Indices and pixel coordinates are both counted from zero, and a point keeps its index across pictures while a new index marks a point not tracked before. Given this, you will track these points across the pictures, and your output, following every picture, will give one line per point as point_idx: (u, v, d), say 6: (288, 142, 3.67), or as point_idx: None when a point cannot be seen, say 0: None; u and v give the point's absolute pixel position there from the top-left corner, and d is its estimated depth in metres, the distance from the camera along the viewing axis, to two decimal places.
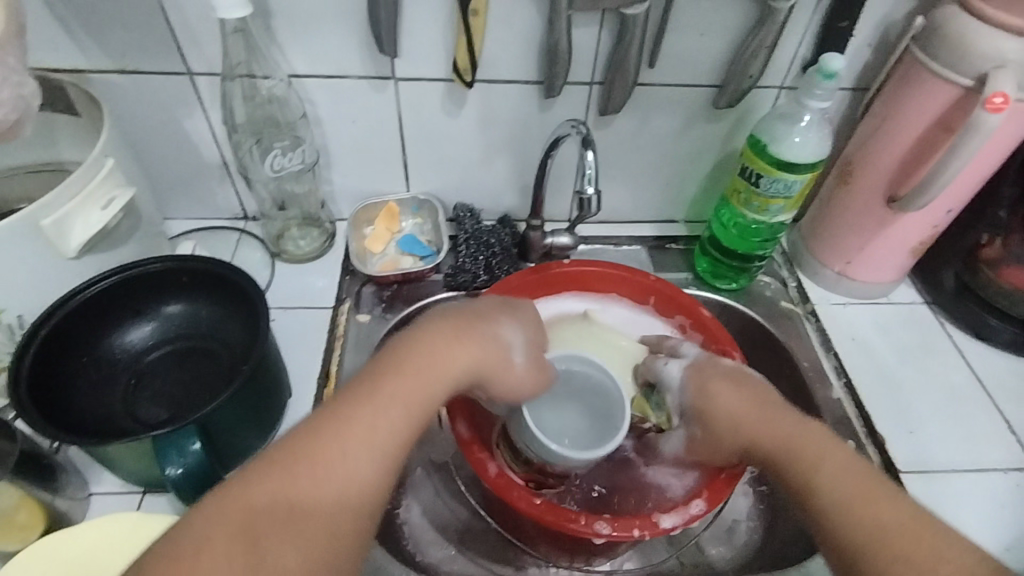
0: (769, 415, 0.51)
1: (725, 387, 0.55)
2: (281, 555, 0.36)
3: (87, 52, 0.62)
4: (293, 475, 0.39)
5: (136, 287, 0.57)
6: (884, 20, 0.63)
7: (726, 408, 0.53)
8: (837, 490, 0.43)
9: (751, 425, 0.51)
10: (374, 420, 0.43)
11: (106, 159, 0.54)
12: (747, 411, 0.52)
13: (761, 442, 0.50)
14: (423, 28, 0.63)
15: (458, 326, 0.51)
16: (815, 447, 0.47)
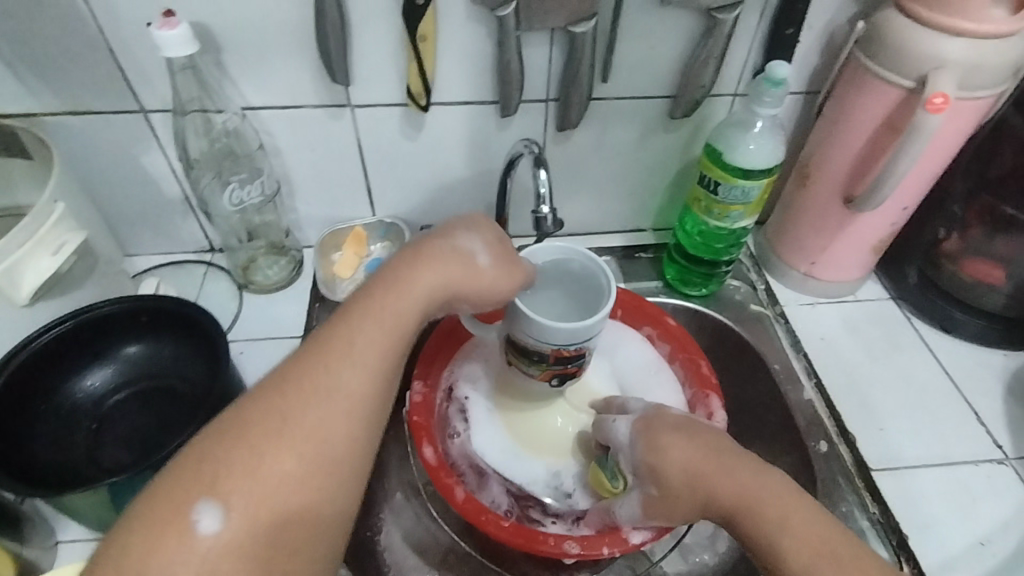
0: (730, 467, 0.46)
1: (681, 442, 0.49)
2: (278, 463, 0.40)
3: (37, 96, 0.62)
4: (281, 396, 0.42)
5: (93, 331, 0.56)
6: (829, 25, 0.64)
7: (686, 464, 0.48)
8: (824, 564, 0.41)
9: (718, 482, 0.46)
10: (351, 339, 0.44)
11: (56, 204, 0.53)
12: (711, 468, 0.47)
13: (730, 505, 0.45)
14: (374, 55, 0.63)
15: (420, 245, 0.50)
16: (787, 510, 0.44)
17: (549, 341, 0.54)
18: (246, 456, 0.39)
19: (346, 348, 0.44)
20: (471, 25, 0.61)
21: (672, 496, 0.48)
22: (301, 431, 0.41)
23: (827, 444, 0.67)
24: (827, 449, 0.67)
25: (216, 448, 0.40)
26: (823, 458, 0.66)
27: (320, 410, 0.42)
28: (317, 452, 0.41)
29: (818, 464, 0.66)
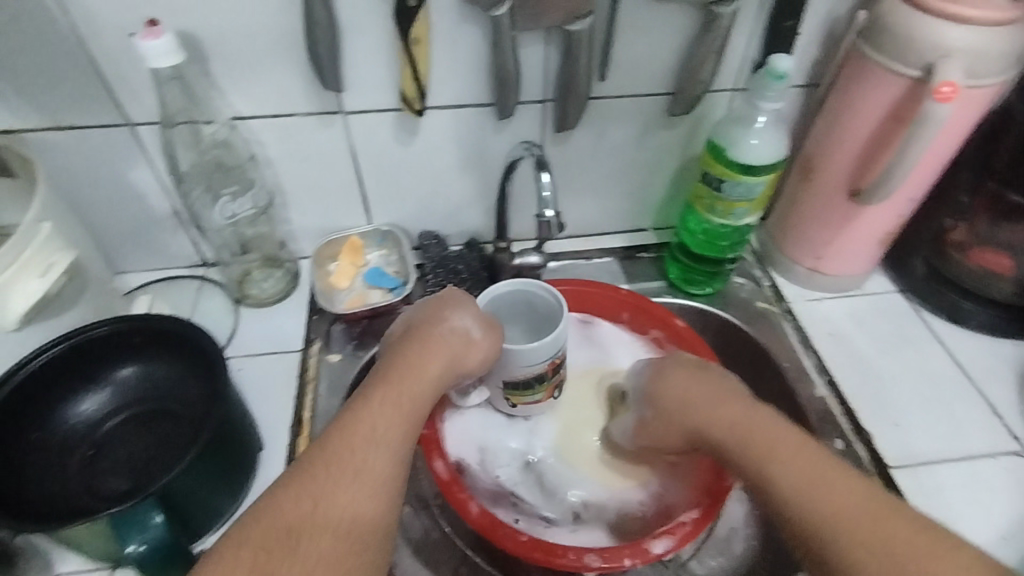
0: (718, 401, 0.53)
1: (680, 376, 0.56)
2: (313, 545, 0.42)
3: (18, 112, 0.60)
4: (312, 478, 0.44)
5: (84, 353, 0.54)
6: (829, 16, 0.63)
7: (679, 393, 0.55)
8: (793, 474, 0.46)
9: (703, 411, 0.53)
10: (372, 420, 0.48)
11: (41, 224, 0.51)
12: (699, 398, 0.54)
13: (712, 431, 0.52)
14: (367, 60, 0.61)
15: (420, 333, 0.55)
16: (766, 433, 0.49)
17: (540, 362, 0.56)
18: (289, 540, 0.41)
19: (369, 427, 0.47)
20: (465, 26, 0.60)
21: (664, 422, 0.56)
22: (338, 507, 0.44)
23: (843, 442, 0.66)
24: (844, 447, 0.65)
25: (262, 534, 0.41)
26: (840, 457, 0.65)
27: (353, 486, 0.45)
28: (350, 528, 0.43)
29: None
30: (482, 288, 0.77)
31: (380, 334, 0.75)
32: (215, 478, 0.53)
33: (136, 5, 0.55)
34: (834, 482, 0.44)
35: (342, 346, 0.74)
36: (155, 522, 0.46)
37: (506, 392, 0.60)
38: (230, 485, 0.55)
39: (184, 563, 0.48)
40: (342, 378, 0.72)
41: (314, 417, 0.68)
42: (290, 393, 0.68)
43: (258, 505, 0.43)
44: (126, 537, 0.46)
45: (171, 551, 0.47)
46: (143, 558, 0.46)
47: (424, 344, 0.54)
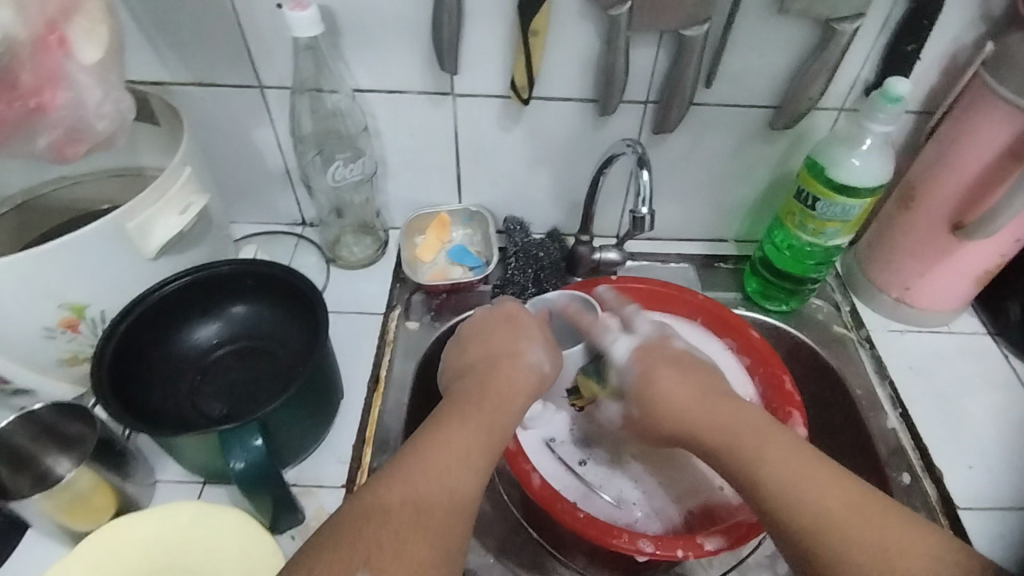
0: (706, 398, 0.52)
1: (669, 373, 0.55)
2: (417, 550, 0.42)
3: (169, 66, 0.66)
4: (412, 482, 0.45)
5: (205, 287, 0.61)
6: (953, 43, 0.62)
7: (674, 392, 0.54)
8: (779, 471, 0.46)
9: (687, 409, 0.52)
10: (463, 436, 0.49)
11: (184, 167, 0.57)
12: (686, 397, 0.53)
13: (702, 433, 0.51)
14: (484, 46, 0.65)
15: (494, 354, 0.57)
16: (752, 433, 0.49)
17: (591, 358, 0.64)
18: (394, 540, 0.42)
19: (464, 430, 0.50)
20: (582, 22, 0.62)
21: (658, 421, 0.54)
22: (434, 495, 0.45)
23: (911, 477, 0.65)
24: (910, 482, 0.64)
25: (369, 514, 0.43)
26: (905, 491, 0.64)
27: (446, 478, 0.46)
28: (451, 535, 0.44)
29: (900, 496, 0.64)
30: (559, 278, 0.79)
31: (457, 308, 0.79)
32: (305, 416, 0.58)
33: None
34: (827, 487, 0.44)
35: (421, 315, 0.78)
36: (256, 445, 0.51)
37: (571, 396, 0.66)
38: (314, 425, 0.60)
39: (275, 484, 0.52)
40: (418, 345, 0.76)
41: (389, 377, 0.72)
42: (370, 352, 0.73)
43: (356, 504, 0.43)
44: (229, 453, 0.51)
45: (266, 472, 0.51)
46: (240, 475, 0.51)
47: (499, 367, 0.56)
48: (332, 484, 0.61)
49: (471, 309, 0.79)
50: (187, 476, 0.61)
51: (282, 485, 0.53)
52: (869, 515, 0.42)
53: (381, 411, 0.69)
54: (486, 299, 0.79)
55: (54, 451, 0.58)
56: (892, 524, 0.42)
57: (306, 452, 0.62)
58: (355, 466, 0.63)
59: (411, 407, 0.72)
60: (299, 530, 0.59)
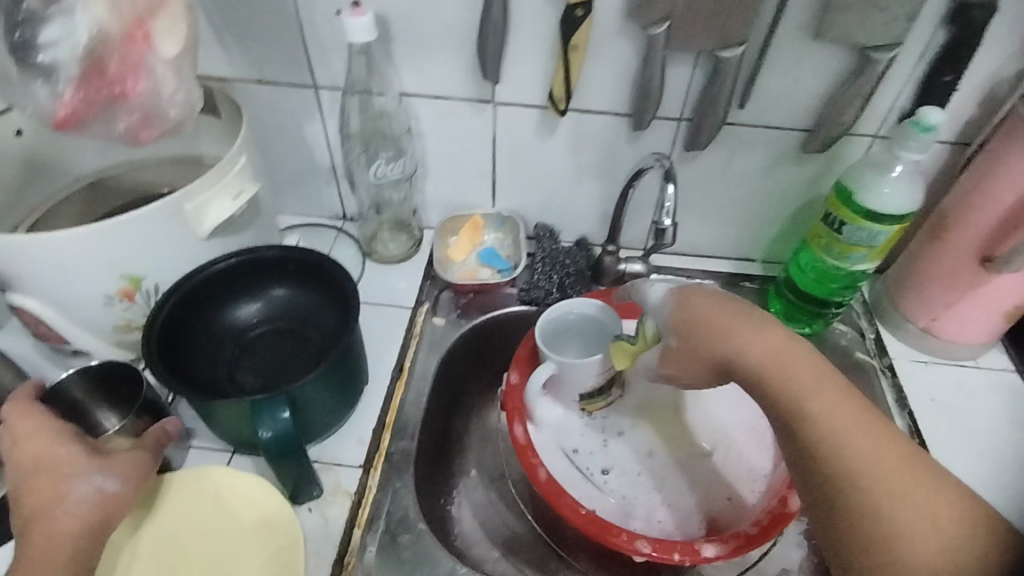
0: (748, 322, 0.46)
1: (709, 299, 0.48)
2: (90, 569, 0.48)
3: (234, 63, 0.71)
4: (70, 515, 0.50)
5: (250, 269, 0.65)
6: (993, 76, 0.62)
7: (716, 320, 0.47)
8: (823, 418, 0.41)
9: (726, 335, 0.46)
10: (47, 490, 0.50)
11: (240, 156, 0.61)
12: (723, 324, 0.46)
13: (739, 363, 0.45)
14: (526, 57, 0.68)
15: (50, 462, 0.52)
16: (796, 367, 0.43)
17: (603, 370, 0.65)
18: None
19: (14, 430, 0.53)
20: (622, 39, 0.65)
21: (690, 346, 0.49)
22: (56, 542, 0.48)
23: None
24: None
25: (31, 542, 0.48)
26: None
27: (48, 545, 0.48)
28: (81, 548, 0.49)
29: None
30: (584, 285, 0.81)
31: (483, 308, 0.81)
32: (332, 396, 0.61)
33: None
34: (868, 441, 0.40)
35: (448, 312, 0.81)
36: (283, 417, 0.54)
37: (582, 401, 0.68)
38: (339, 406, 0.64)
39: (298, 455, 0.56)
40: (443, 340, 0.78)
41: (413, 368, 0.75)
42: (397, 342, 0.76)
43: None
44: (260, 422, 0.54)
45: (291, 443, 0.55)
46: (267, 443, 0.54)
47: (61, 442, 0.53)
48: (350, 464, 0.65)
49: (496, 309, 0.81)
50: (218, 444, 0.65)
51: (305, 458, 0.57)
52: (903, 471, 0.39)
53: (402, 400, 0.72)
54: (512, 301, 0.82)
55: (102, 406, 0.63)
56: (925, 484, 0.39)
57: (330, 431, 0.66)
58: (374, 449, 0.66)
59: (431, 399, 0.74)
60: (317, 502, 0.62)
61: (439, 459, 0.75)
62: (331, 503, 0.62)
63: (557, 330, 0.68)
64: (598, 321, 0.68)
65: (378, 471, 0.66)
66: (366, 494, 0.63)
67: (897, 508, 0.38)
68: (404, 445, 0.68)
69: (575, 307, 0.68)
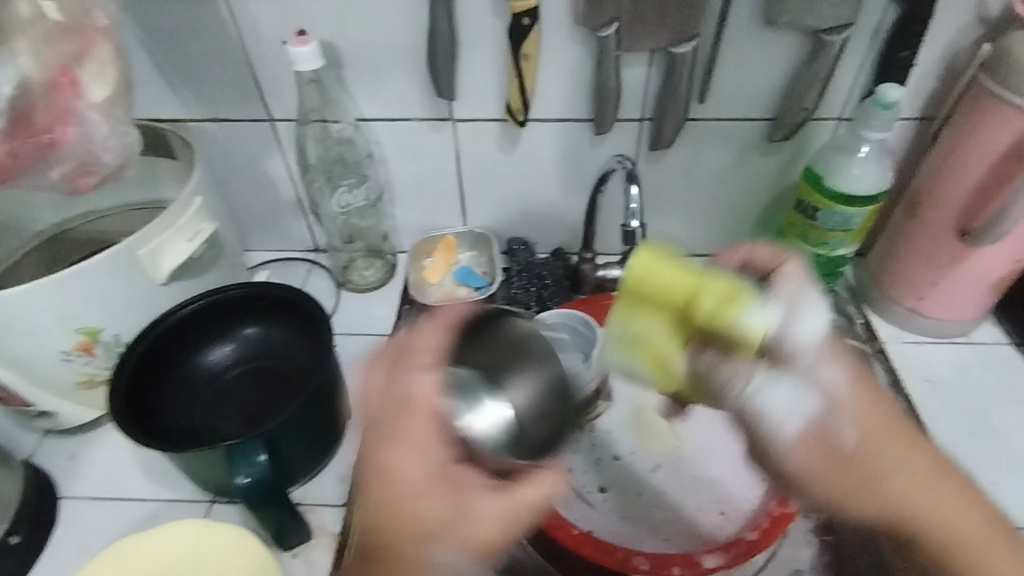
0: (881, 421, 0.44)
1: (865, 392, 0.44)
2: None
3: (186, 103, 0.70)
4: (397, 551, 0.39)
5: (219, 309, 0.62)
6: (950, 47, 0.61)
7: (850, 421, 0.43)
8: (938, 513, 0.43)
9: (856, 433, 0.43)
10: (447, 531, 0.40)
11: (195, 197, 0.60)
12: (865, 423, 0.43)
13: (869, 461, 0.43)
14: (478, 71, 0.67)
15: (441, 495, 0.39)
16: (913, 465, 0.44)
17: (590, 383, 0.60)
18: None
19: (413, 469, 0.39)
20: (573, 44, 0.64)
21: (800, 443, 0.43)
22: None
23: None
24: None
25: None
26: None
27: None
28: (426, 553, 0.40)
29: None
30: (564, 296, 0.79)
31: None
32: (311, 435, 0.59)
33: (291, 18, 0.63)
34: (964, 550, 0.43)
35: None
36: (260, 459, 0.52)
37: None
38: (320, 444, 0.61)
39: (277, 500, 0.53)
40: None
41: None
42: None
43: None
44: (236, 469, 0.52)
45: (269, 486, 0.52)
46: (246, 489, 0.52)
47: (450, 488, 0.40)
48: (333, 503, 0.62)
49: None
50: (193, 496, 0.62)
51: (286, 501, 0.54)
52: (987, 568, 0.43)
53: None
54: None
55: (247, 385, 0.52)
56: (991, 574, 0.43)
57: (315, 471, 0.63)
58: None
59: None
60: (302, 547, 0.59)
61: None
62: (314, 547, 0.59)
63: None
64: (575, 332, 0.68)
65: None
66: None
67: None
68: None
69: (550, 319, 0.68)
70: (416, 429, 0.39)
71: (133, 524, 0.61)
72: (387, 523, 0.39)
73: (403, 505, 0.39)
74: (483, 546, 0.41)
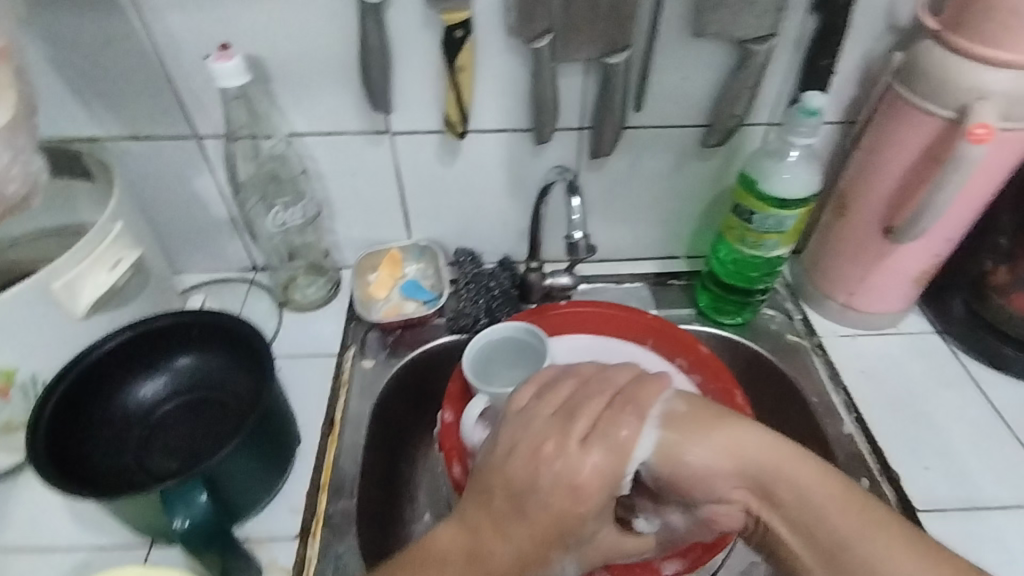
0: (741, 435, 0.47)
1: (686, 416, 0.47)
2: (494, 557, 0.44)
3: (102, 122, 0.66)
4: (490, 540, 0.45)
5: (146, 342, 0.59)
6: (867, 54, 0.64)
7: (692, 445, 0.46)
8: (810, 491, 0.45)
9: (704, 461, 0.46)
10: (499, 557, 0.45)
11: (115, 223, 0.56)
12: (730, 443, 0.46)
13: (766, 479, 0.46)
14: (414, 83, 0.65)
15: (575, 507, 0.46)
16: (799, 474, 0.46)
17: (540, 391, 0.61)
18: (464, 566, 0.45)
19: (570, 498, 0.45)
20: (508, 55, 0.63)
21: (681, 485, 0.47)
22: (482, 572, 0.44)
23: (869, 482, 0.65)
24: (869, 486, 0.64)
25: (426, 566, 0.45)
26: None
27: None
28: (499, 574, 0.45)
29: None
30: (512, 306, 0.79)
31: (413, 344, 0.78)
32: (255, 468, 0.56)
33: (212, 31, 0.61)
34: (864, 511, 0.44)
35: (376, 353, 0.77)
36: (200, 500, 0.49)
37: None
38: (265, 476, 0.59)
39: (222, 543, 0.51)
40: (374, 383, 0.74)
41: (344, 418, 0.71)
42: (324, 393, 0.72)
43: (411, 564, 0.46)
44: (173, 512, 0.49)
45: (213, 527, 0.50)
46: (184, 534, 0.49)
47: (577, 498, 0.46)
48: (284, 535, 0.60)
49: (426, 342, 0.78)
50: (130, 540, 0.58)
51: (231, 539, 0.52)
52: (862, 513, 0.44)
53: (336, 455, 0.67)
54: (441, 332, 0.79)
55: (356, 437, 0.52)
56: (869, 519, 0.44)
57: (262, 503, 0.61)
58: (309, 515, 0.62)
59: (368, 449, 0.70)
60: None
61: (387, 510, 0.71)
62: None
63: (489, 360, 0.66)
64: (524, 342, 0.67)
65: (316, 539, 0.61)
66: (304, 566, 0.59)
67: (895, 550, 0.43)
68: (343, 504, 0.63)
69: (497, 332, 0.67)
70: (622, 441, 0.46)
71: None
72: (520, 510, 0.45)
73: (550, 497, 0.44)
74: (528, 560, 0.45)
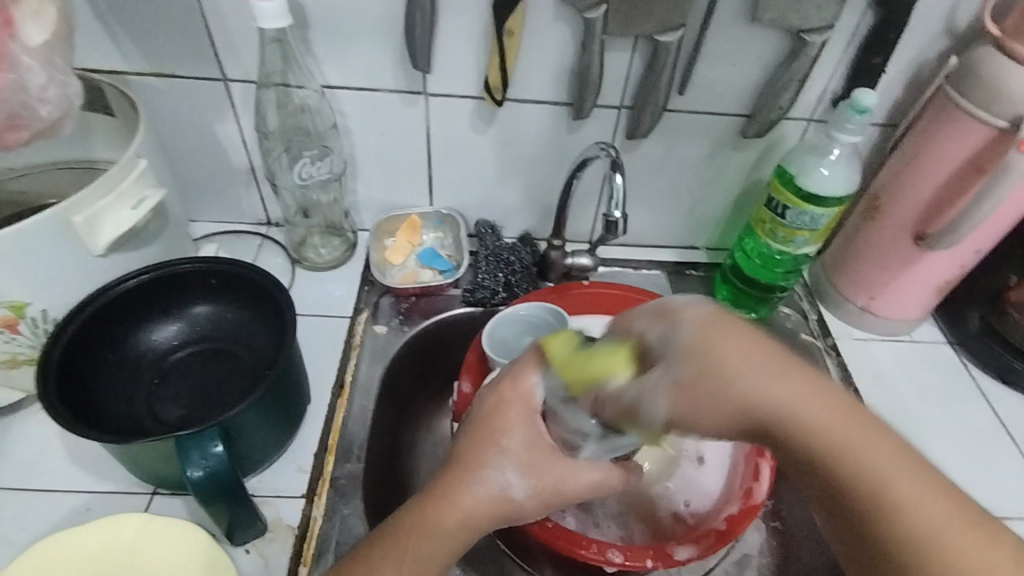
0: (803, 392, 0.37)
1: (723, 327, 0.38)
2: (417, 525, 0.43)
3: (126, 54, 0.63)
4: (436, 499, 0.44)
5: (165, 286, 0.57)
6: (918, 58, 0.63)
7: (729, 357, 0.37)
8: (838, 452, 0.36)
9: (752, 385, 0.37)
10: (427, 520, 0.44)
11: (139, 159, 0.54)
12: (749, 370, 0.37)
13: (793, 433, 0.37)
14: (456, 44, 0.63)
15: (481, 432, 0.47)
16: (897, 484, 0.35)
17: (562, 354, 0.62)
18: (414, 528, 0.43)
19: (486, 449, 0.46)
20: (557, 23, 0.62)
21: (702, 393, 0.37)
22: (443, 523, 0.43)
23: None
24: None
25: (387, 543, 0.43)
26: None
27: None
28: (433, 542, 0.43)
29: None
30: (531, 283, 0.78)
31: (426, 313, 0.76)
32: (268, 424, 0.55)
33: None
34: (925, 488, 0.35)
35: (389, 319, 0.76)
36: (216, 451, 0.47)
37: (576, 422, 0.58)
38: (276, 434, 0.57)
39: (233, 495, 0.49)
40: (385, 349, 0.73)
41: (355, 382, 0.69)
42: (336, 354, 0.70)
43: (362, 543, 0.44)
44: (187, 461, 0.47)
45: (227, 479, 0.48)
46: (198, 484, 0.47)
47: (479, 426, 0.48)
48: (290, 494, 0.59)
49: (440, 313, 0.76)
50: (133, 488, 0.57)
51: (242, 493, 0.50)
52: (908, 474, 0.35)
53: (345, 418, 0.66)
54: (456, 303, 0.77)
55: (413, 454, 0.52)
56: (906, 470, 0.36)
57: (269, 460, 0.59)
58: (316, 475, 0.60)
59: (377, 415, 0.69)
60: (255, 543, 0.55)
61: (391, 478, 0.70)
62: (270, 542, 0.55)
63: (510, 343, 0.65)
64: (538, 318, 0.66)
65: (322, 499, 0.60)
66: (310, 527, 0.57)
67: (887, 489, 0.35)
68: (351, 468, 0.62)
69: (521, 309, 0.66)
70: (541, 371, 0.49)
71: (59, 521, 0.55)
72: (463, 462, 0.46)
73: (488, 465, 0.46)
74: (476, 510, 0.45)
